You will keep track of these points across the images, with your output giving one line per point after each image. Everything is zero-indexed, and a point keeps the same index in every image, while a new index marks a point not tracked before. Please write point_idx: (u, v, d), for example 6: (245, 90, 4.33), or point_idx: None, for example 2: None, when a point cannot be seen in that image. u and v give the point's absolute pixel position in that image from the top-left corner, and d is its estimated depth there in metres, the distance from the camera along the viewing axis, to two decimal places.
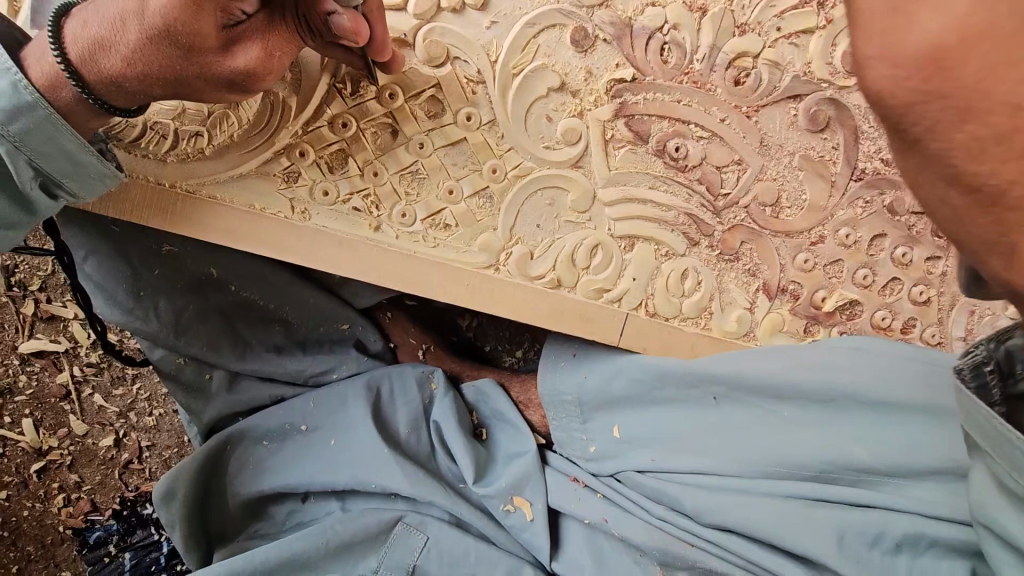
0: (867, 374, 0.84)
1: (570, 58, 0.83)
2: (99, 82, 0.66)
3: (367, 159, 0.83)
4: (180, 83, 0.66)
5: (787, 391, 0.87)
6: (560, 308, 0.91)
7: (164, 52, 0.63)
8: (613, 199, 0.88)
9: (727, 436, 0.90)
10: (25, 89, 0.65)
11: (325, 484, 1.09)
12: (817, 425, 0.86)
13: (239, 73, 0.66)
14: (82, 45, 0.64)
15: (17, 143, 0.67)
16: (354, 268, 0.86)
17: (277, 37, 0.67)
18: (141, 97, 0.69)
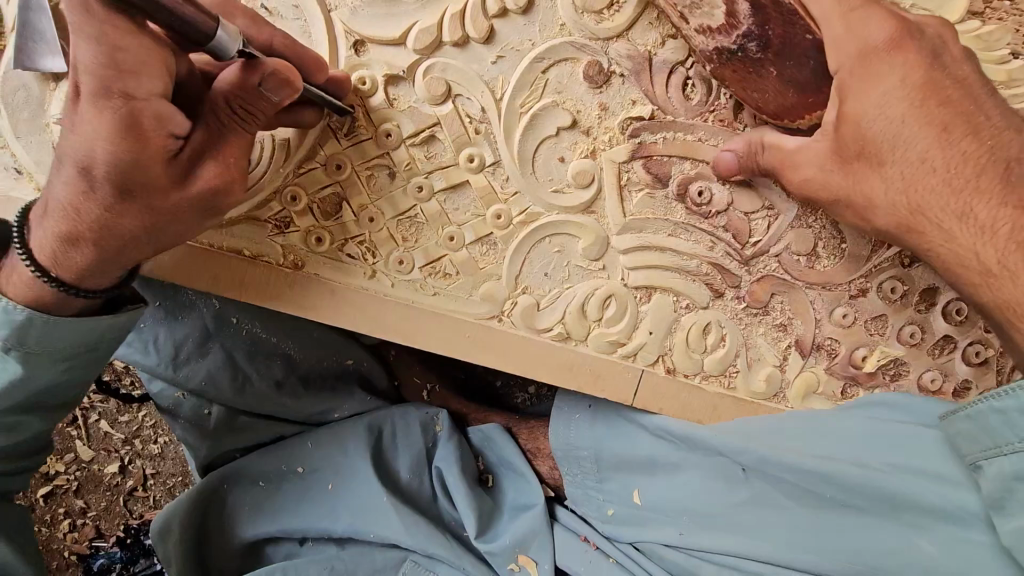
0: (932, 467, 0.72)
1: (583, 94, 0.76)
2: (81, 277, 0.64)
3: (362, 203, 0.78)
4: (159, 236, 0.63)
5: (831, 480, 0.75)
6: (570, 364, 0.83)
7: (129, 211, 0.59)
8: (629, 247, 0.81)
9: (758, 516, 0.79)
10: (17, 310, 0.65)
11: (323, 529, 1.06)
12: (870, 514, 0.74)
13: (205, 194, 0.61)
14: (48, 245, 0.62)
15: (38, 349, 0.67)
16: (349, 320, 0.80)
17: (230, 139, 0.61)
18: (118, 273, 0.66)
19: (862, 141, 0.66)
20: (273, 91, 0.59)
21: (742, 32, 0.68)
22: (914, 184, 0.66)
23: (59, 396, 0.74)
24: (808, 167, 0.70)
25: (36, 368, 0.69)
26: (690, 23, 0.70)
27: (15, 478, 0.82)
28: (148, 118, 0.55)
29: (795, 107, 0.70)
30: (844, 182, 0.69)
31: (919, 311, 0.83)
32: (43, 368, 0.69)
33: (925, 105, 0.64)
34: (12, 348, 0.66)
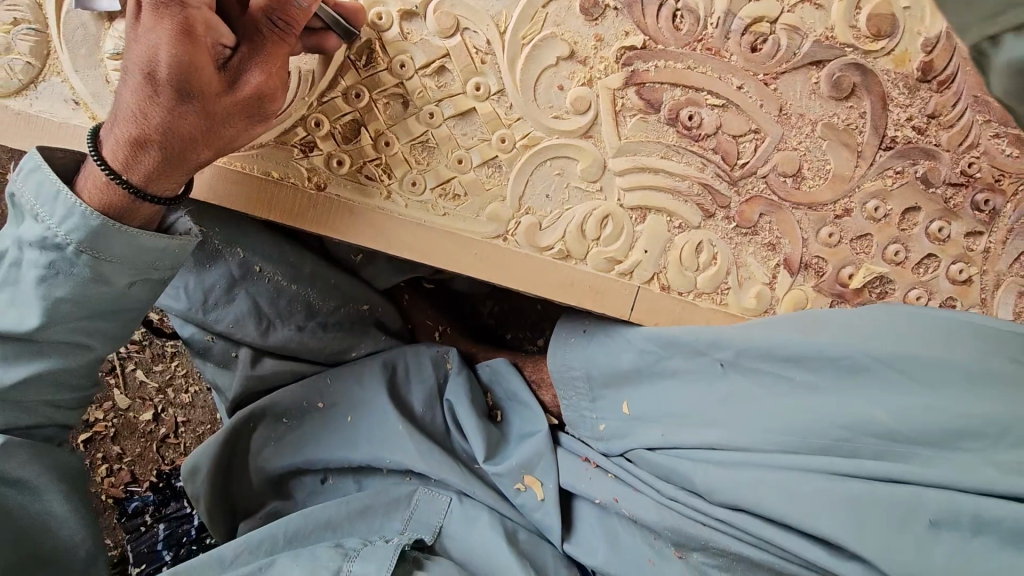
0: (906, 348, 0.77)
1: (580, 27, 0.83)
2: (149, 179, 0.73)
3: (379, 129, 0.85)
4: (214, 133, 0.73)
5: (797, 361, 0.82)
6: (570, 281, 0.90)
7: (187, 110, 0.70)
8: (624, 169, 0.87)
9: (738, 410, 0.84)
10: (94, 216, 0.72)
11: (343, 458, 1.13)
12: (835, 394, 0.79)
13: (253, 96, 0.72)
14: (117, 151, 0.72)
15: (107, 257, 0.74)
16: (367, 238, 0.88)
17: (272, 50, 0.71)
18: (180, 177, 0.75)
19: None
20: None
21: None
22: None
23: (111, 317, 0.80)
24: None
25: (98, 276, 0.75)
26: None
27: (67, 412, 0.87)
28: (199, 25, 0.67)
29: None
30: None
31: (902, 230, 0.88)
32: (101, 276, 0.75)
33: None
34: (83, 251, 0.73)
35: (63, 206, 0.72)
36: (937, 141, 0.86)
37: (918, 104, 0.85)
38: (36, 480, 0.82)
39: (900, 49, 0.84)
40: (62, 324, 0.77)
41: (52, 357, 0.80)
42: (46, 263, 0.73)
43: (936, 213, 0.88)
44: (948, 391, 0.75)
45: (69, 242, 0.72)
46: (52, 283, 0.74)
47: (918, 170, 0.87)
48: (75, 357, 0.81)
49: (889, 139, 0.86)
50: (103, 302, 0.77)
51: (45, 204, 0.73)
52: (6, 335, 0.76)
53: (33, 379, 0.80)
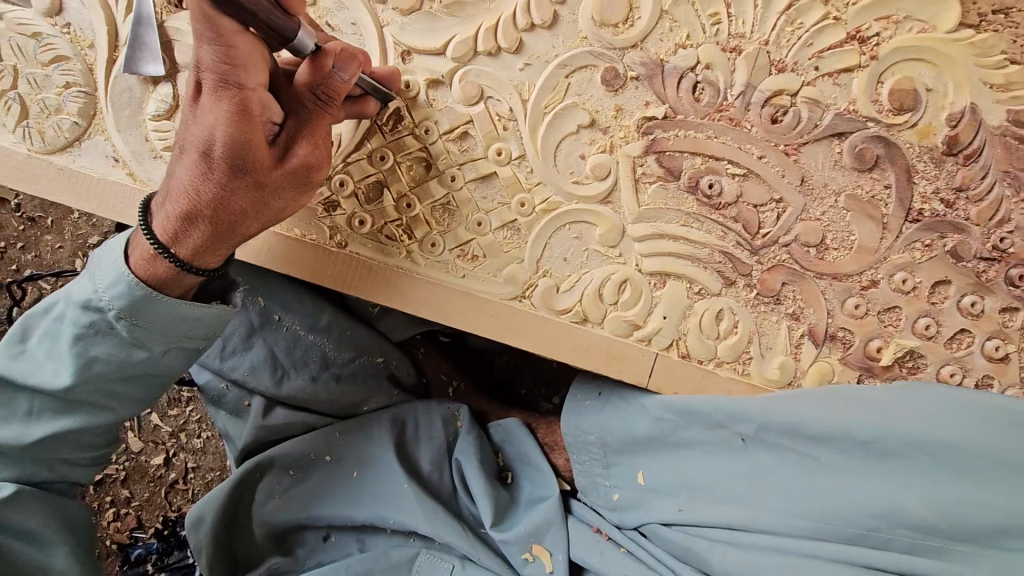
0: (938, 431, 0.73)
1: (601, 97, 0.85)
2: (197, 252, 0.75)
3: (401, 191, 0.87)
4: (262, 206, 0.74)
5: (821, 438, 0.78)
6: (586, 346, 0.88)
7: (236, 186, 0.71)
8: (642, 235, 0.87)
9: (758, 486, 0.81)
10: (138, 285, 0.74)
11: (348, 516, 1.11)
12: (861, 475, 0.76)
13: (300, 167, 0.74)
14: (169, 226, 0.73)
15: (142, 324, 0.76)
16: (384, 297, 0.88)
17: (317, 121, 0.73)
18: (226, 248, 0.77)
19: None
20: (343, 69, 0.70)
21: None
22: None
23: (135, 382, 0.82)
24: None
25: (134, 342, 0.77)
26: None
27: (84, 470, 0.87)
28: (255, 105, 0.67)
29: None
30: None
31: (932, 303, 0.86)
32: (135, 340, 0.77)
33: None
34: (122, 316, 0.75)
35: (111, 271, 0.74)
36: (966, 215, 0.84)
37: (945, 177, 0.84)
38: (46, 535, 0.82)
39: (923, 122, 0.83)
40: (89, 384, 0.79)
41: (79, 415, 0.81)
42: (87, 323, 0.76)
43: (968, 287, 0.85)
44: (987, 482, 0.70)
45: (111, 307, 0.75)
46: (89, 343, 0.77)
47: (948, 243, 0.84)
48: (96, 417, 0.82)
49: (916, 212, 0.84)
50: (132, 367, 0.79)
51: (98, 267, 0.76)
52: (36, 389, 0.79)
53: (48, 437, 0.81)
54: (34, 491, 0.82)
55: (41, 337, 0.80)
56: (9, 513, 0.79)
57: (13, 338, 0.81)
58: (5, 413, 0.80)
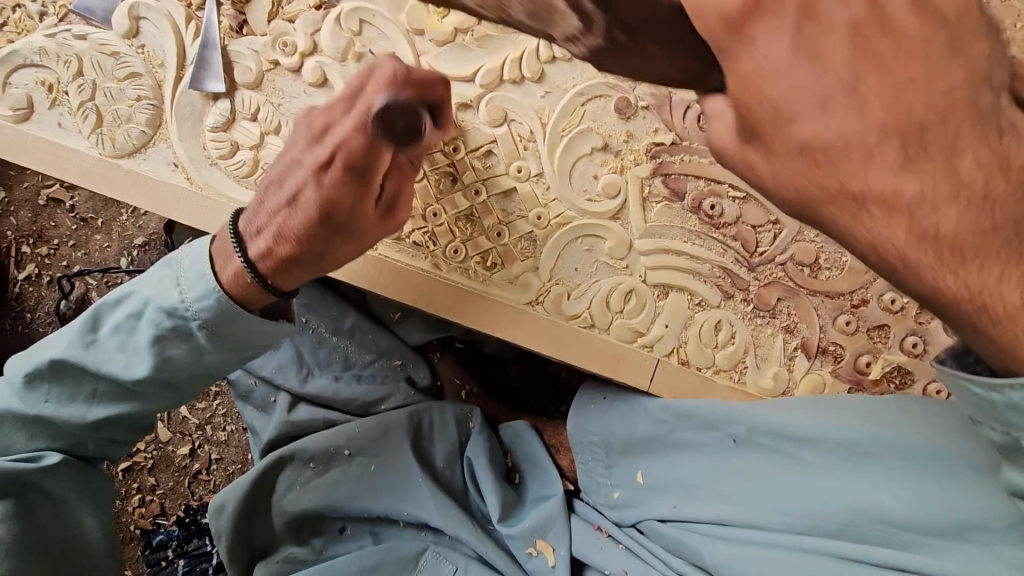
0: (916, 438, 0.76)
1: (613, 123, 0.93)
2: (292, 282, 0.82)
3: (428, 201, 0.95)
4: (358, 248, 0.84)
5: (803, 440, 0.83)
6: (592, 349, 0.95)
7: (334, 229, 0.79)
8: (648, 249, 0.94)
9: (746, 484, 0.86)
10: (227, 302, 0.78)
11: (363, 505, 1.18)
12: (846, 479, 0.79)
13: (395, 218, 0.85)
14: (268, 259, 0.78)
15: (224, 334, 0.81)
16: (410, 297, 0.97)
17: (411, 178, 0.85)
18: (312, 278, 0.84)
19: (784, 128, 0.47)
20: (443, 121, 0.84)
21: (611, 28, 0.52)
22: (800, 106, 0.46)
23: (196, 378, 0.87)
24: (783, 187, 0.50)
25: (211, 349, 0.82)
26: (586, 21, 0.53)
27: (118, 448, 0.94)
28: (378, 166, 0.78)
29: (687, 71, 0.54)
30: (813, 198, 0.50)
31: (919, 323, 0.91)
32: (211, 348, 0.82)
33: (847, 103, 0.45)
34: (205, 328, 0.79)
35: (203, 284, 0.78)
36: None
37: None
38: (76, 503, 0.91)
39: None
40: (158, 380, 0.84)
41: (141, 404, 0.87)
42: (169, 328, 0.80)
43: None
44: (960, 479, 0.72)
45: (196, 317, 0.79)
46: (167, 346, 0.81)
47: None
48: (157, 405, 0.88)
49: None
50: (202, 370, 0.85)
51: (186, 277, 0.79)
52: (107, 377, 0.83)
53: (110, 419, 0.86)
54: (75, 458, 0.91)
55: (112, 328, 0.83)
56: (50, 482, 0.87)
57: (83, 326, 0.84)
58: (70, 394, 0.85)
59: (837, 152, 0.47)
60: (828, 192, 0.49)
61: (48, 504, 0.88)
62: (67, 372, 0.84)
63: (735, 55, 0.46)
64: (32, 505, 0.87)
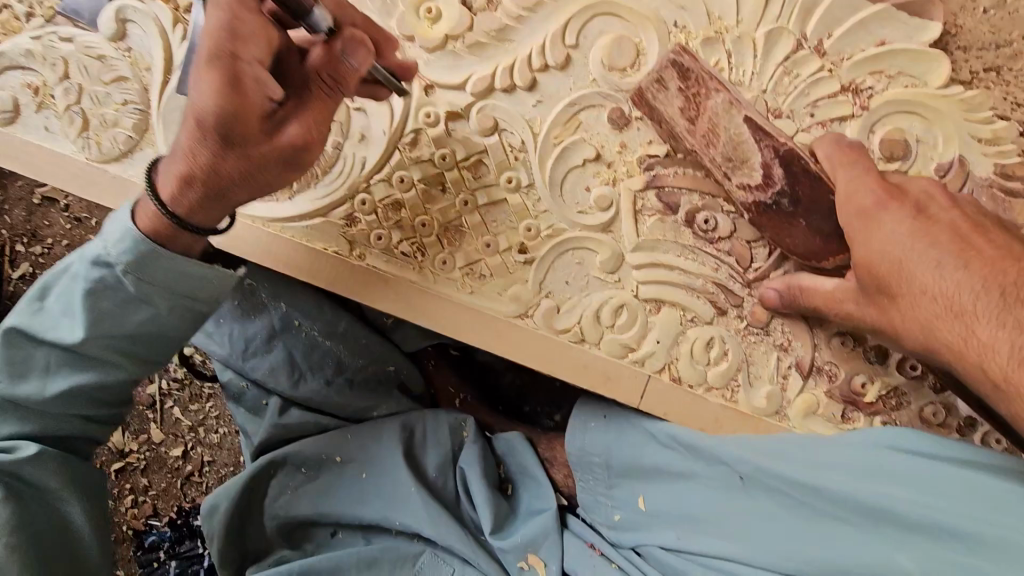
0: (926, 496, 0.77)
1: (607, 134, 0.91)
2: (192, 210, 0.80)
3: (417, 211, 0.94)
4: (252, 177, 0.78)
5: (819, 489, 0.82)
6: (583, 364, 0.94)
7: (231, 159, 0.76)
8: (640, 263, 0.92)
9: (750, 523, 0.85)
10: (143, 241, 0.82)
11: (355, 515, 1.16)
12: (851, 526, 0.80)
13: (289, 147, 0.77)
14: (168, 186, 0.79)
15: (146, 280, 0.84)
16: (398, 309, 0.95)
17: (316, 104, 0.77)
18: (218, 211, 0.82)
19: (877, 277, 0.77)
20: (353, 57, 0.76)
21: (776, 190, 0.85)
22: (892, 254, 0.76)
23: (145, 341, 0.89)
24: (877, 255, 0.77)
25: (141, 296, 0.85)
26: (731, 180, 0.87)
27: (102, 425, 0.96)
28: (248, 79, 0.72)
29: (825, 253, 0.85)
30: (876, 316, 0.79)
31: None
32: (144, 294, 0.85)
33: (931, 251, 0.74)
34: (128, 271, 0.83)
35: (119, 229, 0.83)
36: None
37: None
38: (58, 493, 0.92)
39: (914, 169, 0.87)
40: (101, 338, 0.87)
41: (94, 370, 0.89)
42: (96, 278, 0.84)
43: None
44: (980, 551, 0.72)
45: (118, 263, 0.83)
46: (99, 298, 0.85)
47: None
48: (109, 373, 0.90)
49: None
50: (140, 322, 0.87)
51: (107, 226, 0.84)
52: (55, 343, 0.87)
53: (69, 390, 0.89)
54: (54, 446, 0.92)
55: (57, 295, 0.88)
56: (30, 466, 0.89)
57: (32, 295, 0.89)
58: (27, 368, 0.88)
59: (933, 303, 0.73)
60: (928, 344, 0.75)
61: (30, 490, 0.90)
62: (22, 345, 0.88)
63: (850, 210, 0.80)
64: (17, 492, 0.89)
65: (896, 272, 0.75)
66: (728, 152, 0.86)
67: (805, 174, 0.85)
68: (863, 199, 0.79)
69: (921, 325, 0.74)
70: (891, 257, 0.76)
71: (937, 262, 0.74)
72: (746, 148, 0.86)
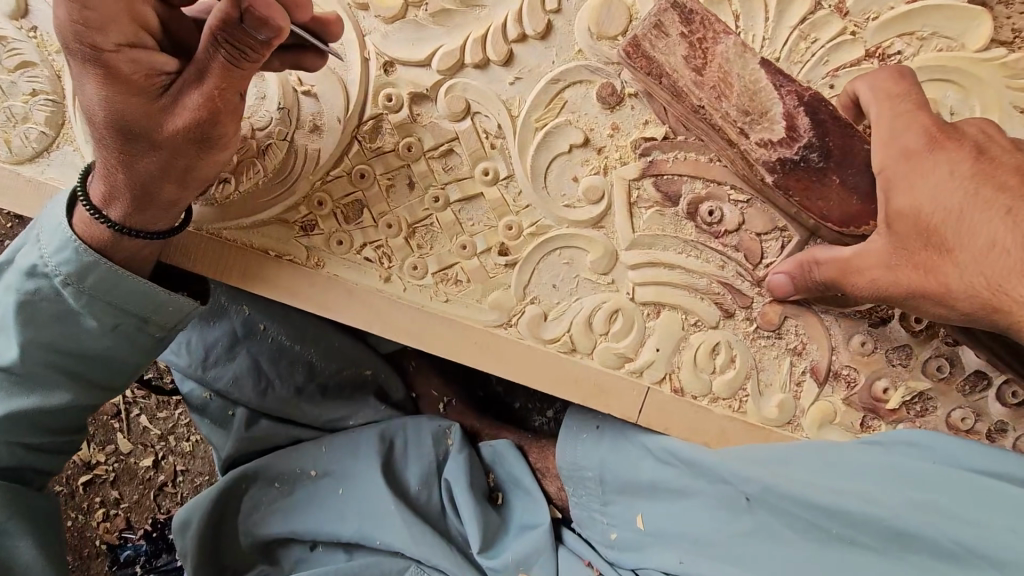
0: (959, 511, 0.66)
1: (596, 114, 0.79)
2: (126, 214, 0.72)
3: (382, 210, 0.82)
4: (173, 167, 0.69)
5: (838, 511, 0.71)
6: (574, 376, 0.84)
7: (144, 152, 0.67)
8: (636, 263, 0.81)
9: (763, 550, 0.76)
10: (86, 251, 0.71)
11: (332, 533, 1.08)
12: (876, 553, 0.70)
13: (196, 129, 0.66)
14: (98, 192, 0.72)
15: (92, 294, 0.73)
16: (363, 320, 0.84)
17: (207, 75, 0.64)
18: (160, 211, 0.73)
19: (924, 228, 0.63)
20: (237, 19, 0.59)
21: (803, 144, 0.73)
22: (943, 202, 0.62)
23: (95, 363, 0.77)
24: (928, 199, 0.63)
25: (85, 312, 0.73)
26: (750, 137, 0.73)
27: (50, 456, 0.83)
28: (122, 64, 0.62)
29: (862, 214, 0.72)
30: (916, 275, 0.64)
31: (949, 344, 0.79)
32: (90, 311, 0.73)
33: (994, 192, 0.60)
34: (70, 283, 0.72)
35: (59, 234, 0.72)
36: None
37: None
38: (5, 525, 0.78)
39: None
40: (41, 361, 0.75)
41: (39, 395, 0.76)
42: (33, 291, 0.73)
43: None
44: None
45: (58, 274, 0.72)
46: (37, 313, 0.73)
47: None
48: (54, 398, 0.77)
49: None
50: (87, 346, 0.75)
51: (45, 233, 0.73)
52: None
53: (8, 418, 0.75)
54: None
55: None
56: None
57: None
58: None
59: (1000, 255, 0.59)
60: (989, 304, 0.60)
61: None
62: None
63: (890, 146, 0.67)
64: None
65: (949, 224, 0.62)
66: (745, 104, 0.73)
67: (834, 121, 0.72)
68: (912, 137, 0.65)
69: (984, 285, 0.60)
70: (946, 204, 0.62)
71: (1007, 210, 0.59)
72: (764, 96, 0.73)
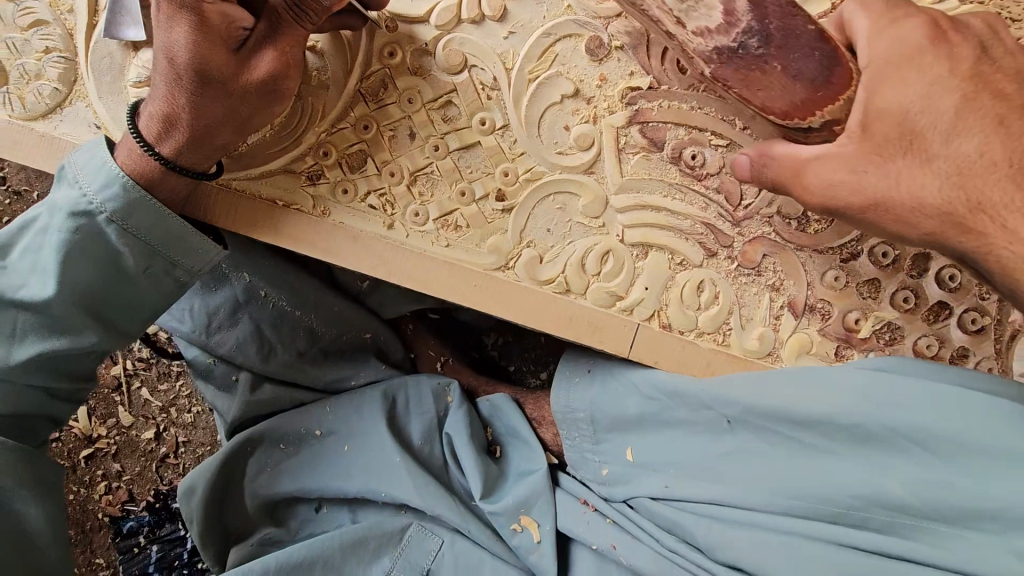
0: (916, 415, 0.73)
1: (585, 66, 0.85)
2: (178, 153, 0.76)
3: (385, 159, 0.87)
4: (235, 112, 0.75)
5: (813, 422, 0.78)
6: (569, 316, 0.89)
7: (213, 98, 0.73)
8: (625, 206, 0.87)
9: (746, 467, 0.82)
10: (133, 188, 0.75)
11: (337, 488, 1.11)
12: (845, 458, 0.76)
13: (267, 78, 0.74)
14: (150, 130, 0.75)
15: (133, 232, 0.77)
16: (366, 265, 0.88)
17: (285, 30, 0.73)
18: (209, 155, 0.78)
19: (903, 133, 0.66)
20: None
21: (743, 29, 0.71)
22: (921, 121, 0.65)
23: (123, 302, 0.81)
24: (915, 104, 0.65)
25: (124, 250, 0.77)
26: (688, 26, 0.72)
27: (60, 403, 0.86)
28: (213, 13, 0.70)
29: (806, 103, 0.71)
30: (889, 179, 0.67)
31: (912, 277, 0.86)
32: (129, 248, 0.77)
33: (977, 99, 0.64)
34: (114, 220, 0.76)
35: (105, 172, 0.75)
36: None
37: None
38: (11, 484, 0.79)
39: None
40: (75, 299, 0.78)
41: (61, 336, 0.79)
42: (74, 228, 0.75)
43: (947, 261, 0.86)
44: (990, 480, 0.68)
45: (102, 210, 0.75)
46: (75, 250, 0.76)
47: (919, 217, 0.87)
48: (81, 339, 0.80)
49: None
50: (120, 283, 0.79)
51: (86, 173, 0.76)
52: (20, 303, 0.77)
53: (37, 358, 0.79)
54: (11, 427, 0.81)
55: (21, 251, 0.78)
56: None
57: None
58: None
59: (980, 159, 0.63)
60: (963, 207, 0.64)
61: None
62: None
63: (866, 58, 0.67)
64: None
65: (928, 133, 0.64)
66: None
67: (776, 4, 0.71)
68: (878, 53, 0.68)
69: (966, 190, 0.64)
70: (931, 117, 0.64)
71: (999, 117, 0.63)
72: None
